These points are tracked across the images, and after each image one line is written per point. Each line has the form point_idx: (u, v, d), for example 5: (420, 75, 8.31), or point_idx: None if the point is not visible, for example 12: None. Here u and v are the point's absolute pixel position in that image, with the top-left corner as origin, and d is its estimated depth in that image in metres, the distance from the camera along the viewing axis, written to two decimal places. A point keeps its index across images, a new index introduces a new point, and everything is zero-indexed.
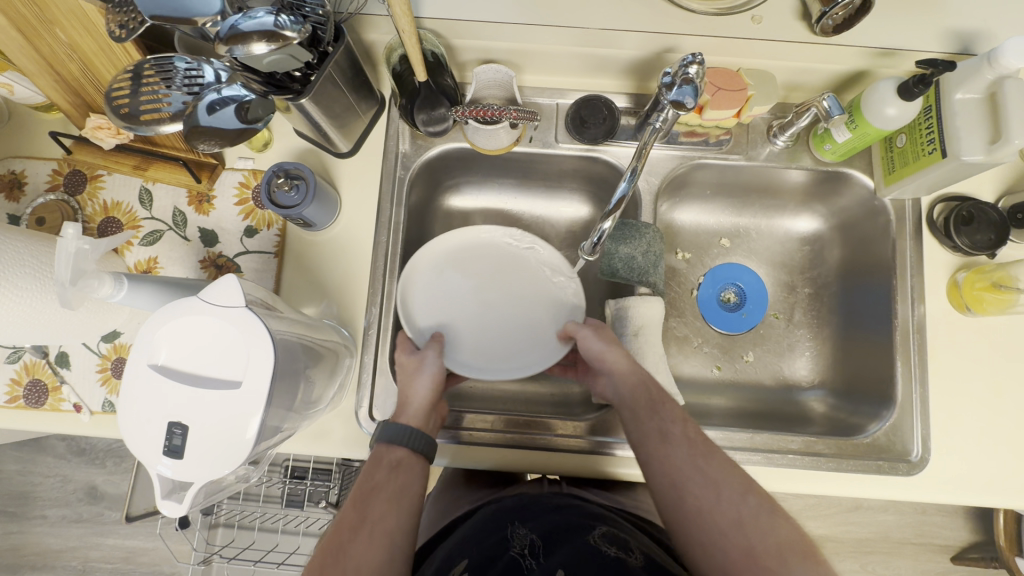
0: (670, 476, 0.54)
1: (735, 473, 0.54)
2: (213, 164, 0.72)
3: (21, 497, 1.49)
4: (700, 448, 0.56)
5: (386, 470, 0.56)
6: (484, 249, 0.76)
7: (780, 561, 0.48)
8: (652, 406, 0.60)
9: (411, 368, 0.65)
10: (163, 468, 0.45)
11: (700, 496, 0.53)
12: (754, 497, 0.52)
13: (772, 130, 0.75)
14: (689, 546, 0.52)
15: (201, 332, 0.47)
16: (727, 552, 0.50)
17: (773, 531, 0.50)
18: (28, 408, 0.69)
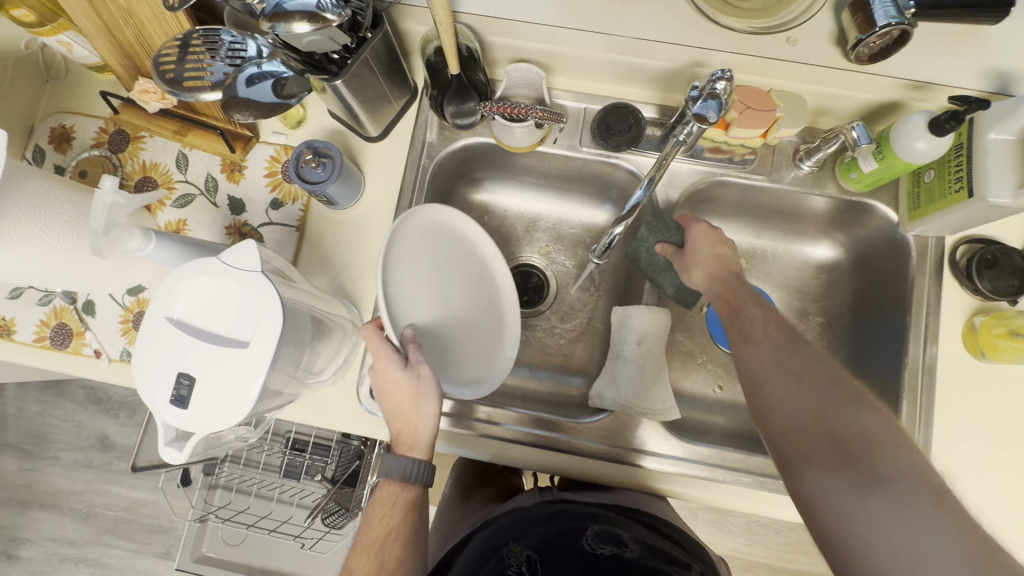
0: (755, 356, 0.58)
1: (821, 358, 0.56)
2: (248, 136, 0.75)
3: (38, 437, 1.56)
4: (784, 346, 0.58)
5: (401, 512, 0.60)
6: (452, 239, 0.70)
7: (863, 445, 0.48)
8: (740, 301, 0.64)
9: (412, 391, 0.59)
10: (169, 416, 0.47)
11: (789, 373, 0.55)
12: (838, 388, 0.53)
13: (798, 154, 0.75)
14: (767, 401, 0.55)
15: (218, 292, 0.49)
16: (800, 416, 0.52)
17: (851, 405, 0.51)
18: (53, 348, 0.73)
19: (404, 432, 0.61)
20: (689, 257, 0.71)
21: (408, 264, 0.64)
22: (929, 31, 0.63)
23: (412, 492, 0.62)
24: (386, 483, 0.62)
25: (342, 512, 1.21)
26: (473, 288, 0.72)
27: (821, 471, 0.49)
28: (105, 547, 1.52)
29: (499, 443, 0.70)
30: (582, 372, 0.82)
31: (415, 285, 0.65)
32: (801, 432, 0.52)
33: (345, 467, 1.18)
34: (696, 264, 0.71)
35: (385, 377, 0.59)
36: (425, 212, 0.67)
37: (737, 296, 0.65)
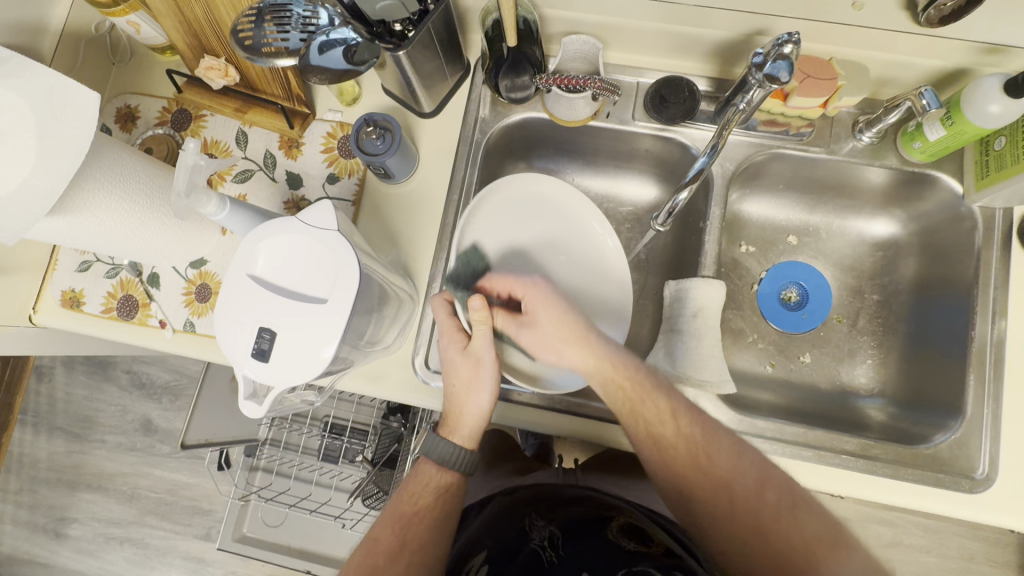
0: (682, 457, 0.58)
1: (726, 438, 0.60)
2: (306, 113, 0.76)
3: (84, 420, 1.61)
4: (693, 444, 0.58)
5: (433, 492, 0.63)
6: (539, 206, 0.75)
7: (806, 556, 0.52)
8: (639, 390, 0.60)
9: (470, 377, 0.63)
10: (249, 370, 0.49)
11: (711, 477, 0.57)
12: (765, 491, 0.56)
13: (857, 125, 0.74)
14: (687, 501, 0.58)
15: (297, 250, 0.50)
16: (738, 526, 0.55)
17: (797, 515, 0.55)
18: (120, 319, 0.75)
19: (453, 414, 0.64)
20: (533, 330, 0.64)
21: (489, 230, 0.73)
22: None
23: (448, 477, 0.64)
24: (424, 462, 0.65)
25: (380, 494, 1.23)
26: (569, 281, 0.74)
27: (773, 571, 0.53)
28: (148, 528, 1.56)
29: (510, 407, 0.71)
30: (632, 348, 0.82)
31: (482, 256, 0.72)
32: (741, 538, 0.55)
33: (386, 449, 1.20)
34: (562, 343, 0.63)
35: (449, 359, 0.63)
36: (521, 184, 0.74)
37: (634, 379, 0.61)
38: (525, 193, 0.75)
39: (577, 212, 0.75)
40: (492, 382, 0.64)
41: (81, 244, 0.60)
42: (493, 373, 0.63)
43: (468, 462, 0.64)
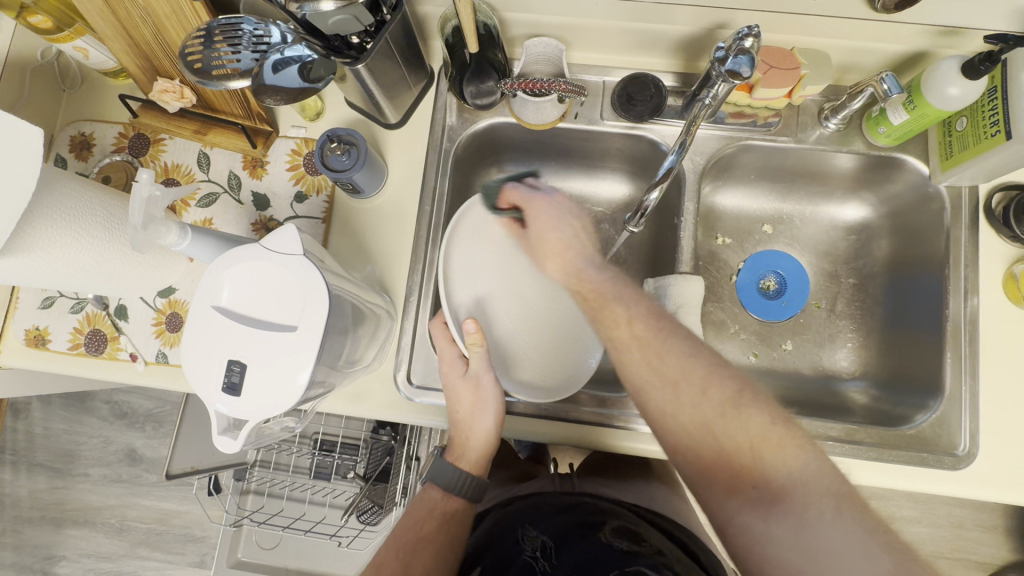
0: (639, 371, 0.52)
1: (711, 366, 0.51)
2: (268, 131, 0.74)
3: (66, 455, 1.56)
4: (652, 334, 0.52)
5: (437, 520, 0.62)
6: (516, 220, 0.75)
7: (752, 458, 0.46)
8: (602, 297, 0.56)
9: (474, 402, 0.64)
10: (221, 404, 0.47)
11: (664, 379, 0.50)
12: (714, 393, 0.49)
13: (823, 112, 0.74)
14: (637, 389, 0.52)
15: (264, 276, 0.49)
16: (688, 434, 0.49)
17: (744, 412, 0.48)
18: (88, 355, 0.73)
19: (459, 441, 0.66)
20: (528, 242, 0.65)
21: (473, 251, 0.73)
22: None
23: (452, 504, 0.64)
24: (429, 488, 0.66)
25: (375, 509, 1.21)
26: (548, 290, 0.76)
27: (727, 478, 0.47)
28: (140, 560, 1.53)
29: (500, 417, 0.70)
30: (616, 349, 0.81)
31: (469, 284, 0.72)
32: (697, 457, 0.49)
33: (378, 463, 1.18)
34: (547, 253, 0.62)
35: (450, 385, 0.65)
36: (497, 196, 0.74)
37: (596, 289, 0.57)
38: (495, 209, 0.74)
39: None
40: (496, 405, 0.65)
41: (38, 282, 0.57)
42: (495, 396, 0.65)
43: (474, 486, 0.65)
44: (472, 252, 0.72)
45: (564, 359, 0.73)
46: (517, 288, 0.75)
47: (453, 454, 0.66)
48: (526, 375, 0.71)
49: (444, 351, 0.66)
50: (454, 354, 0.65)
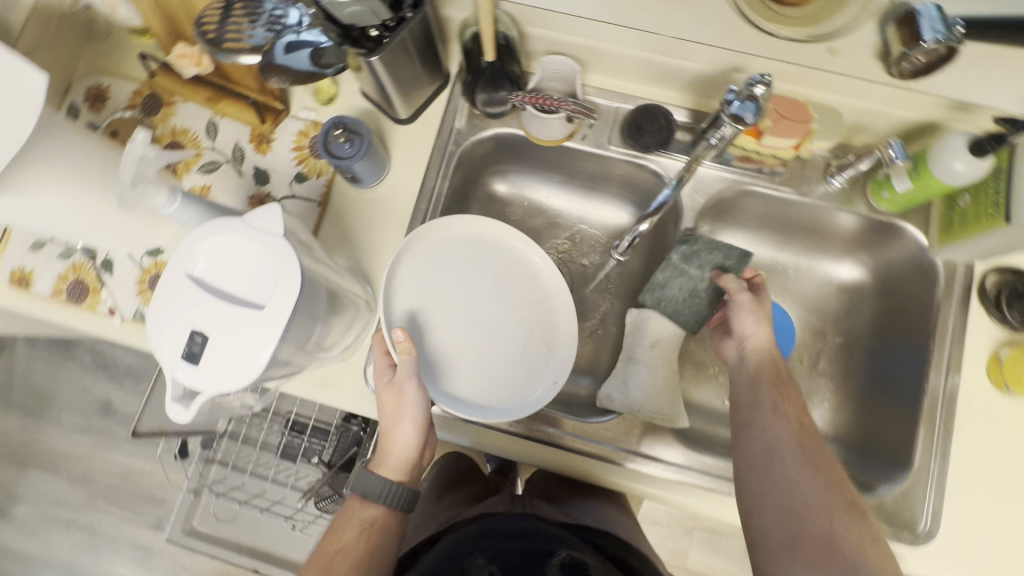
0: (753, 461, 0.58)
1: (839, 473, 0.56)
2: (279, 109, 0.75)
3: (43, 397, 1.57)
4: (811, 423, 0.59)
5: (355, 529, 0.61)
6: (490, 248, 0.73)
7: (856, 554, 0.51)
8: (791, 376, 0.62)
9: (395, 409, 0.62)
10: (179, 371, 0.47)
11: (806, 456, 0.56)
12: (847, 494, 0.54)
13: (829, 169, 0.74)
14: (772, 454, 0.57)
15: (240, 251, 0.49)
16: (806, 505, 0.54)
17: (859, 521, 0.53)
18: (68, 303, 0.73)
19: (381, 448, 0.64)
20: (747, 300, 0.68)
21: (431, 274, 0.71)
22: (973, 55, 0.63)
23: (371, 511, 0.62)
24: (351, 498, 0.64)
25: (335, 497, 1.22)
26: (517, 324, 0.71)
27: (806, 568, 0.52)
28: (97, 513, 1.53)
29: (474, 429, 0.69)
30: (592, 373, 0.81)
31: (418, 302, 0.70)
32: (801, 529, 0.53)
33: (345, 452, 1.18)
34: (754, 315, 0.67)
35: (378, 390, 0.63)
36: (471, 223, 0.72)
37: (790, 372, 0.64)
38: (464, 236, 0.72)
39: (530, 258, 0.72)
40: (416, 412, 0.62)
41: (25, 223, 0.58)
42: (416, 402, 0.62)
43: (395, 496, 0.62)
44: (431, 274, 0.71)
45: (509, 391, 0.68)
46: (477, 313, 0.71)
47: (375, 462, 0.64)
48: (461, 398, 0.68)
49: (376, 359, 0.65)
50: (384, 360, 0.64)
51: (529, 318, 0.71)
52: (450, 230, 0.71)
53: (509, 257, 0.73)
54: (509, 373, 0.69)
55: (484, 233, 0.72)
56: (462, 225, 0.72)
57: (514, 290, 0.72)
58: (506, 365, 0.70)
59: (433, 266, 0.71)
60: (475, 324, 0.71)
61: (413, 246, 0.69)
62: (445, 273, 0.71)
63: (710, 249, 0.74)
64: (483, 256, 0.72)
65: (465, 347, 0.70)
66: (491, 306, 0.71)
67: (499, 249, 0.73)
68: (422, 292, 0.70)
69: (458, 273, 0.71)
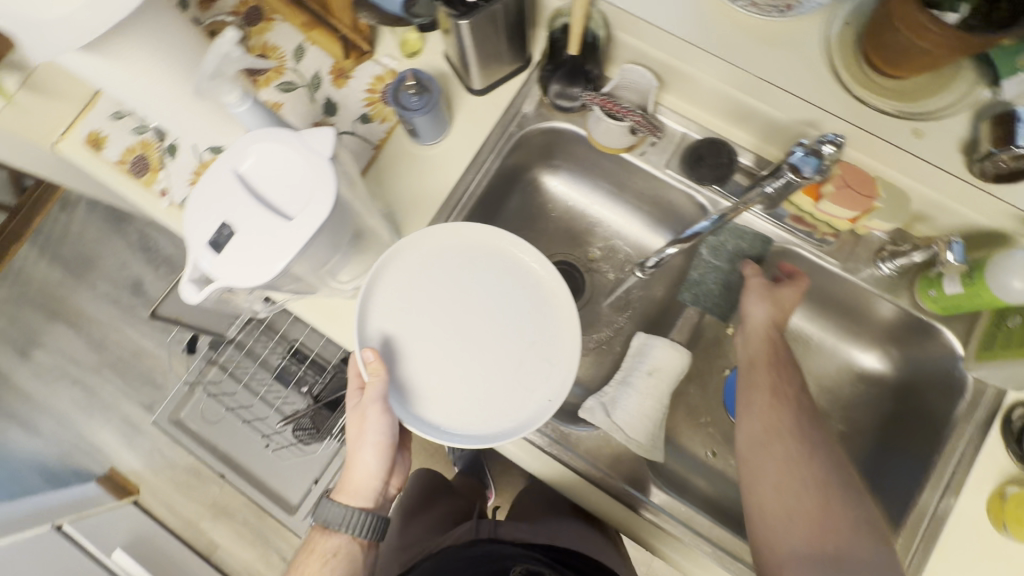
0: (762, 433, 0.66)
1: (836, 450, 0.65)
2: (364, 50, 0.78)
3: (88, 262, 1.74)
4: (812, 413, 0.67)
5: (318, 560, 0.70)
6: (485, 255, 0.70)
7: (849, 530, 0.60)
8: (794, 364, 0.70)
9: (359, 438, 0.69)
10: (201, 255, 0.50)
11: (802, 442, 0.65)
12: (845, 477, 0.63)
13: (881, 253, 0.71)
14: (769, 438, 0.65)
15: (286, 161, 0.51)
16: (802, 482, 0.62)
17: (849, 503, 0.61)
18: (129, 175, 0.79)
19: (345, 477, 0.72)
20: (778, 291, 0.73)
21: (417, 286, 0.68)
22: None
23: (333, 541, 0.71)
24: (314, 530, 0.73)
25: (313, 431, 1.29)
26: (506, 339, 0.67)
27: (803, 535, 0.60)
28: (104, 378, 1.67)
29: None
30: (583, 384, 0.81)
31: (401, 317, 0.67)
32: (796, 504, 0.62)
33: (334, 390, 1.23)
34: (782, 300, 0.72)
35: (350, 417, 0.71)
36: (464, 230, 0.69)
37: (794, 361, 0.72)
38: (458, 243, 0.69)
39: (527, 263, 0.69)
40: (376, 438, 0.69)
41: (114, 91, 0.63)
42: (375, 429, 0.68)
43: (356, 523, 0.70)
44: (417, 286, 0.68)
45: (495, 412, 0.65)
46: (463, 326, 0.68)
47: (339, 492, 0.73)
48: (444, 418, 0.65)
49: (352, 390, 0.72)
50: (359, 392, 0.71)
51: (522, 331, 0.67)
52: (443, 239, 0.69)
53: (503, 265, 0.70)
54: (498, 393, 0.66)
55: (467, 243, 0.69)
56: (446, 236, 0.69)
57: (503, 299, 0.69)
58: (502, 392, 0.65)
59: (421, 278, 0.68)
60: (462, 340, 0.67)
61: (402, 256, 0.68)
62: (432, 284, 0.68)
63: (737, 237, 0.76)
64: (476, 266, 0.69)
65: (450, 364, 0.66)
66: (480, 317, 0.68)
67: (492, 259, 0.70)
68: (405, 305, 0.67)
69: (446, 281, 0.68)
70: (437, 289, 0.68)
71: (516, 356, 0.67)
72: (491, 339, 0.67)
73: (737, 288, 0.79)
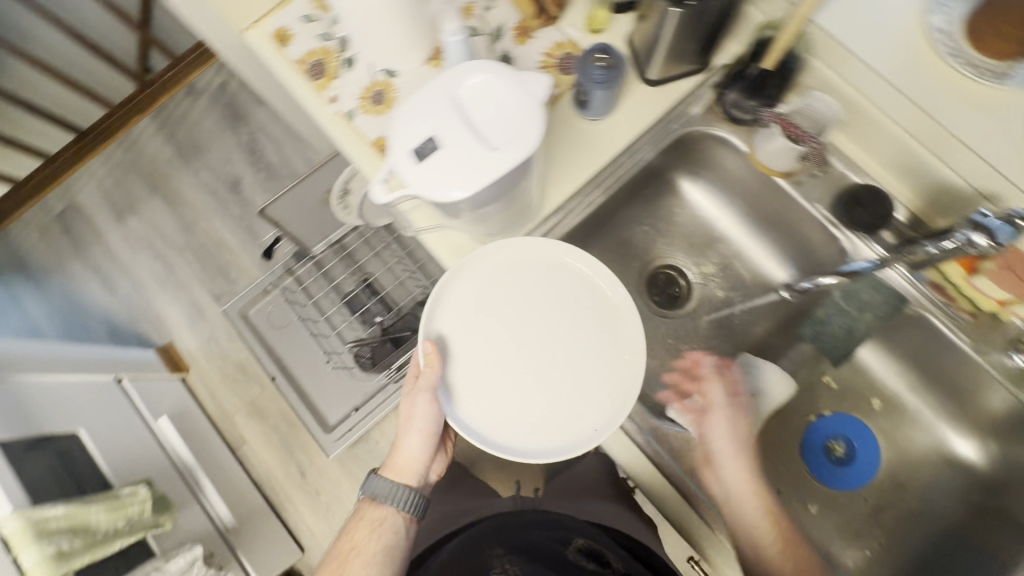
0: (755, 511, 0.68)
1: None
2: (552, 15, 0.81)
3: (196, 149, 1.84)
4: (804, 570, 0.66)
5: (372, 522, 0.88)
6: (556, 269, 0.74)
7: None
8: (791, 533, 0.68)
9: (411, 423, 0.86)
10: (401, 159, 0.53)
11: None
12: None
13: (1014, 343, 0.70)
14: None
15: (499, 94, 0.54)
16: None
17: None
18: (305, 76, 0.84)
19: (393, 457, 0.90)
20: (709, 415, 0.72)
21: (487, 292, 0.74)
22: None
23: (381, 509, 0.89)
24: (367, 499, 0.92)
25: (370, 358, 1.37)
26: (561, 353, 0.72)
27: None
28: (184, 259, 1.77)
29: None
30: (671, 387, 0.83)
31: (466, 320, 0.73)
32: None
33: None
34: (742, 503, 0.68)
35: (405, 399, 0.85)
36: (537, 244, 0.74)
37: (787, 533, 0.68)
38: (530, 257, 0.74)
39: (597, 282, 0.74)
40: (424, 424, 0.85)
41: None
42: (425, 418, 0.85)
43: (400, 493, 0.88)
44: (486, 292, 0.74)
45: (541, 427, 0.70)
46: (524, 334, 0.72)
47: (388, 468, 0.91)
48: (492, 423, 0.70)
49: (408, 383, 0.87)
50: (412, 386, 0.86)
51: (579, 349, 0.72)
52: (519, 250, 0.74)
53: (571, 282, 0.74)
54: (546, 408, 0.70)
55: (533, 259, 0.74)
56: (506, 247, 0.73)
57: (566, 312, 0.73)
58: (545, 408, 0.70)
59: (491, 284, 0.74)
60: (520, 350, 0.72)
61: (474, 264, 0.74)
62: (500, 293, 0.74)
63: (872, 289, 0.76)
64: (545, 281, 0.74)
65: (506, 370, 0.71)
66: (541, 329, 0.73)
67: (561, 274, 0.74)
68: (472, 309, 0.73)
69: (513, 291, 0.73)
70: (504, 298, 0.73)
71: (565, 375, 0.71)
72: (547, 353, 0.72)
73: (858, 337, 0.81)
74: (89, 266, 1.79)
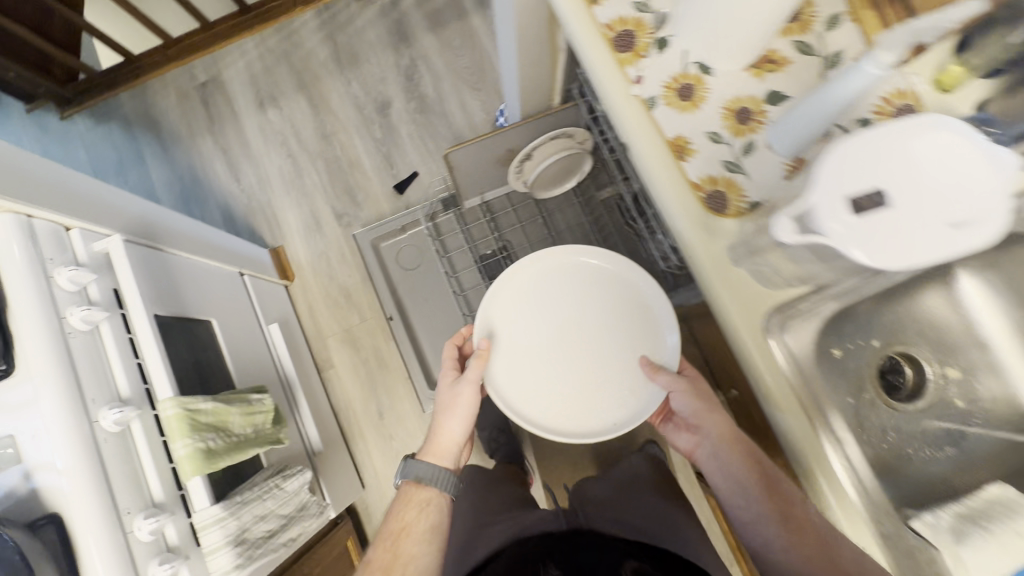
0: (728, 458, 0.82)
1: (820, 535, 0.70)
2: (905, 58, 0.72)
3: (353, 59, 1.76)
4: (787, 509, 0.74)
5: (416, 508, 0.93)
6: (590, 276, 0.97)
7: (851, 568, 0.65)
8: (770, 476, 0.78)
9: (449, 406, 0.96)
10: (840, 203, 0.47)
11: (777, 510, 0.75)
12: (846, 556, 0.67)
13: None
14: (767, 521, 0.75)
15: (964, 160, 0.47)
16: (769, 535, 0.74)
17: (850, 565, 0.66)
18: (609, 44, 0.76)
19: (427, 446, 0.99)
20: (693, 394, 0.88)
21: (536, 295, 0.98)
22: None
23: (426, 493, 0.94)
24: (407, 485, 0.96)
25: None
26: (599, 351, 0.94)
27: None
28: (315, 167, 1.71)
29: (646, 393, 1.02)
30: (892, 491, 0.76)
31: (515, 321, 0.97)
32: None
33: None
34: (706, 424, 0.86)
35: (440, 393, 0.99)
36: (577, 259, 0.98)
37: (744, 446, 0.83)
38: (571, 265, 0.98)
39: (629, 286, 0.96)
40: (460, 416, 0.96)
41: None
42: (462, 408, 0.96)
43: (436, 475, 0.94)
44: (533, 299, 0.98)
45: (575, 409, 0.93)
46: (563, 331, 0.95)
47: (421, 455, 0.97)
48: (533, 412, 0.93)
49: (445, 373, 1.03)
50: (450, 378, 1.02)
51: (611, 346, 0.94)
52: (558, 261, 0.99)
53: (603, 289, 0.97)
54: (583, 398, 0.93)
55: (568, 265, 0.98)
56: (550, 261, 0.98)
57: (603, 318, 0.95)
58: (578, 393, 0.93)
59: (534, 295, 0.98)
60: (560, 344, 0.95)
61: (519, 276, 0.98)
62: (545, 295, 0.97)
63: None
64: (583, 287, 0.97)
65: (546, 362, 0.94)
66: (575, 325, 0.96)
67: (600, 283, 0.97)
68: (518, 315, 0.97)
69: (553, 292, 0.97)
70: (544, 307, 0.97)
71: (597, 372, 0.93)
72: (583, 350, 0.94)
73: None
74: (218, 147, 1.74)
